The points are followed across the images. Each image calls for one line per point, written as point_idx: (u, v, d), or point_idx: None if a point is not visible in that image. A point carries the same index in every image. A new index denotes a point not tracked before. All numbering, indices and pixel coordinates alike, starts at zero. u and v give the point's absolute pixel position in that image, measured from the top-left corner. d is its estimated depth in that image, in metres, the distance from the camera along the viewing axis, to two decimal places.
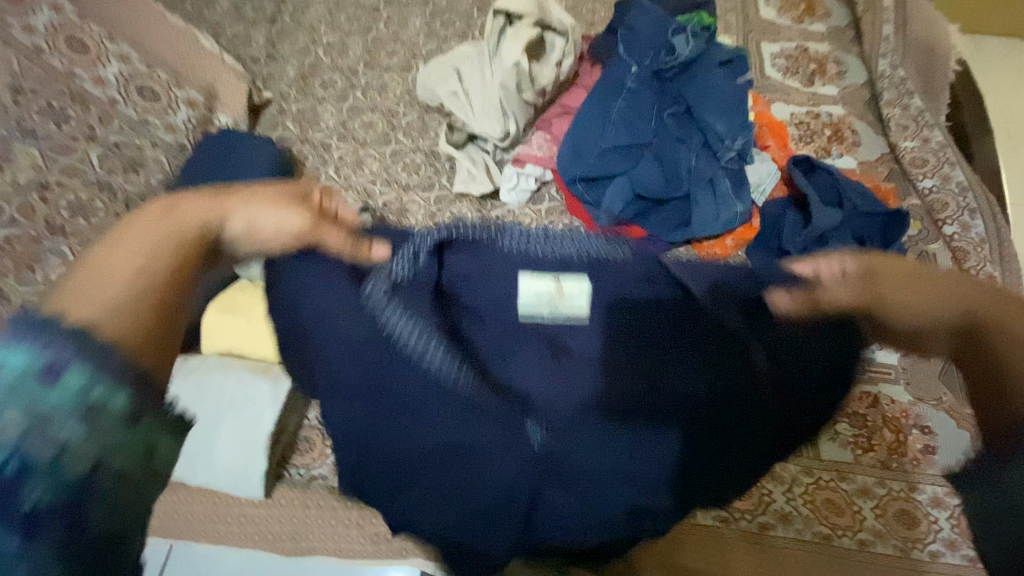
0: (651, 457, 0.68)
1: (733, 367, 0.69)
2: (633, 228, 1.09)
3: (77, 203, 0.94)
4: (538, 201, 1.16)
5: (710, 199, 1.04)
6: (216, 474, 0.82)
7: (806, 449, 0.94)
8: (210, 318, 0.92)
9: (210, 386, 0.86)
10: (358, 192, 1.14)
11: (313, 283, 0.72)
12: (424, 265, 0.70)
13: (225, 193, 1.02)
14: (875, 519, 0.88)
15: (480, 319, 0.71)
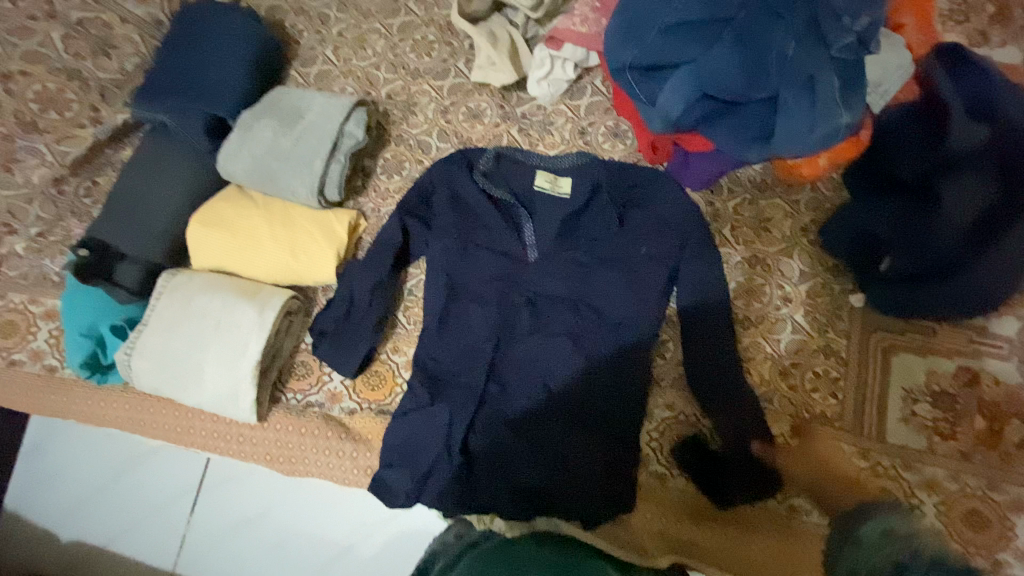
0: (617, 374, 0.80)
1: (709, 321, 0.80)
2: (693, 138, 0.83)
3: (46, 93, 0.83)
4: (575, 95, 0.93)
5: (806, 106, 0.72)
6: (206, 399, 0.80)
7: (867, 429, 0.78)
8: (195, 233, 0.85)
9: (195, 307, 0.81)
10: (358, 79, 0.96)
11: (351, 267, 0.85)
12: (437, 211, 0.88)
13: (201, 83, 0.87)
14: (935, 517, 0.74)
15: (476, 252, 0.86)
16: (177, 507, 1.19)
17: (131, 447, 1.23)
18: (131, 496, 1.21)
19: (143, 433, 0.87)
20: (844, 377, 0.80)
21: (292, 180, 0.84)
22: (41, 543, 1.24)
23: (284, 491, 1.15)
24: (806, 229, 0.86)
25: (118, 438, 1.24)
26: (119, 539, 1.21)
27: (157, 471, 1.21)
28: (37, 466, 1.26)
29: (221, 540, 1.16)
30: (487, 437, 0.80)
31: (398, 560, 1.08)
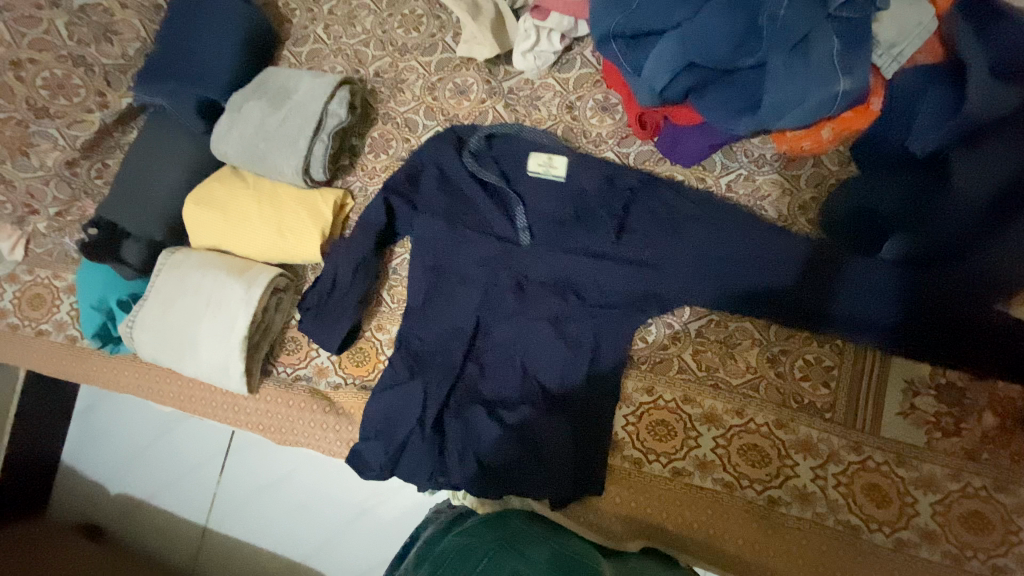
0: (595, 339, 0.79)
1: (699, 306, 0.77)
2: (684, 110, 0.77)
3: (54, 79, 0.88)
4: (563, 67, 0.90)
5: (799, 70, 0.66)
6: (201, 369, 0.84)
7: (860, 421, 0.74)
8: (190, 212, 0.88)
9: (189, 283, 0.86)
10: (348, 58, 0.96)
11: (338, 246, 0.85)
12: (425, 187, 0.86)
13: (196, 65, 0.89)
14: (930, 516, 0.70)
15: (458, 235, 0.83)
16: (204, 469, 1.28)
17: (161, 414, 1.32)
18: (164, 457, 1.31)
19: (153, 399, 0.93)
20: (838, 366, 0.76)
21: (279, 160, 0.85)
22: (91, 495, 1.38)
23: (295, 458, 1.22)
24: (806, 206, 0.80)
25: (151, 405, 1.34)
26: (156, 495, 1.32)
27: (185, 437, 1.31)
28: (83, 428, 1.39)
29: (240, 500, 1.25)
30: (462, 418, 0.79)
31: (399, 525, 1.14)
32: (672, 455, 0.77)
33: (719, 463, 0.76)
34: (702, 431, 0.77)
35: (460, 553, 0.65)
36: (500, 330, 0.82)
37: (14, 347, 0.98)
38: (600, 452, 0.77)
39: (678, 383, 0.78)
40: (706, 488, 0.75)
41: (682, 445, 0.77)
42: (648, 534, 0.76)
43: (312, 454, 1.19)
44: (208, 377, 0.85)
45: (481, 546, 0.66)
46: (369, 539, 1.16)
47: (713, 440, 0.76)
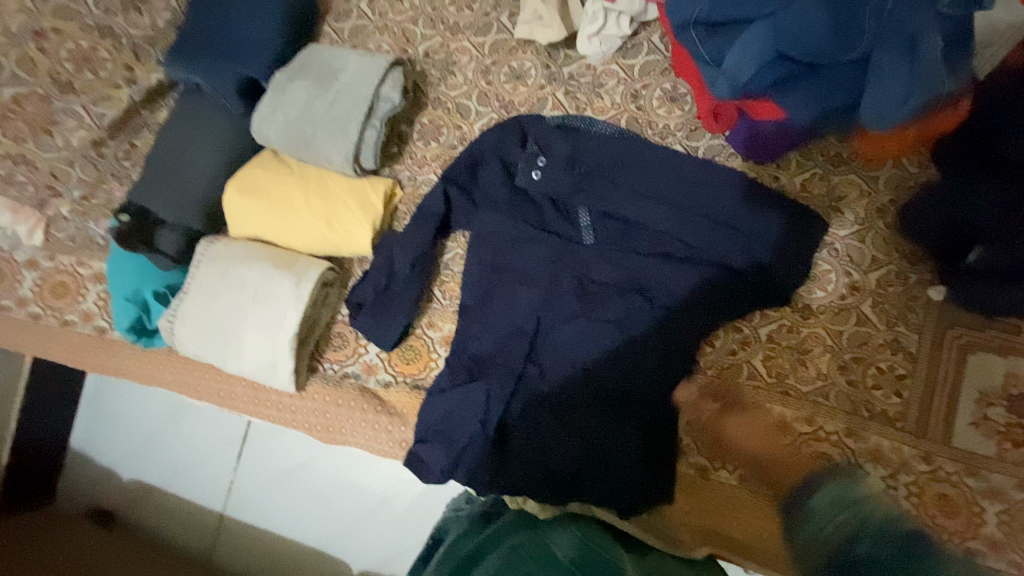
0: (663, 346, 0.75)
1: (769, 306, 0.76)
2: (765, 105, 0.73)
3: (80, 52, 0.82)
4: (628, 53, 0.84)
5: (903, 73, 0.63)
6: (247, 367, 0.81)
7: (931, 432, 0.72)
8: (232, 200, 0.83)
9: (234, 276, 0.81)
10: (395, 35, 0.90)
11: (396, 238, 0.82)
12: (489, 178, 0.82)
13: (235, 40, 0.83)
14: (997, 526, 0.69)
15: (519, 228, 0.80)
16: (223, 456, 1.25)
17: (178, 402, 1.27)
18: (180, 446, 1.27)
19: (189, 395, 0.89)
20: (911, 375, 0.74)
21: (327, 146, 0.80)
22: (101, 483, 1.34)
23: (318, 449, 1.18)
24: (884, 208, 0.78)
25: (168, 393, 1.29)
26: (171, 484, 1.28)
27: (203, 426, 1.26)
28: (94, 415, 1.34)
29: (260, 489, 1.22)
30: (525, 420, 0.77)
31: (422, 517, 1.11)
32: (738, 462, 0.77)
33: (786, 470, 0.75)
34: (767, 438, 0.76)
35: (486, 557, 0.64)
36: (557, 331, 0.79)
37: (36, 336, 0.93)
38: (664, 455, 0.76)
39: (747, 390, 0.78)
40: (768, 493, 0.76)
41: (749, 452, 0.76)
42: (712, 539, 0.75)
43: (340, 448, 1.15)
44: (232, 368, 0.82)
45: (503, 548, 0.64)
46: (393, 529, 1.13)
47: (780, 446, 0.76)
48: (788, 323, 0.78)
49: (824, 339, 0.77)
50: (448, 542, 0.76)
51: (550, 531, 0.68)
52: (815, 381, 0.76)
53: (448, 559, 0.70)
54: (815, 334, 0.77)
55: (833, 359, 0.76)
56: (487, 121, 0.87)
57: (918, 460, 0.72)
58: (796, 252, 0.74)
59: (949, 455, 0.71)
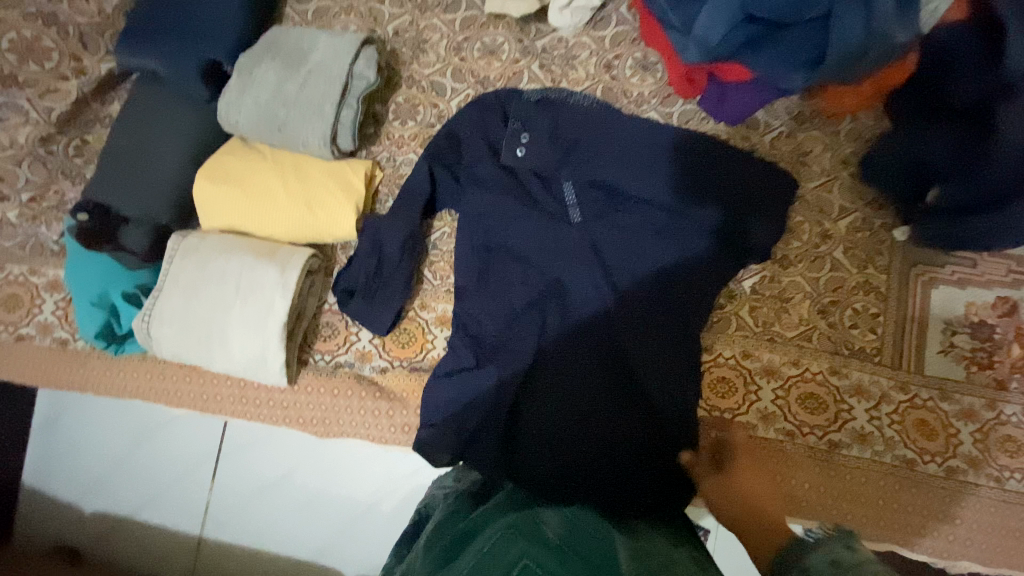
0: (655, 303, 0.76)
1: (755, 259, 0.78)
2: (733, 67, 0.77)
3: (23, 42, 0.80)
4: (598, 25, 0.87)
5: (863, 25, 0.67)
6: (234, 365, 0.77)
7: (905, 362, 0.78)
8: (203, 191, 0.79)
9: (212, 269, 0.78)
10: (362, 15, 0.90)
11: (383, 220, 0.80)
12: (474, 153, 0.82)
13: (195, 21, 0.80)
14: (972, 444, 0.75)
15: (508, 199, 0.80)
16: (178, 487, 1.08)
17: (131, 419, 1.08)
18: (133, 475, 1.08)
19: (167, 403, 0.84)
20: (884, 312, 0.79)
21: (301, 129, 0.78)
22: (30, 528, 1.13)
23: (299, 445, 1.04)
24: (847, 160, 0.83)
25: (118, 411, 1.09)
26: (123, 522, 1.10)
27: (162, 444, 1.07)
28: (20, 451, 1.11)
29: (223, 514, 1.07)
30: (531, 398, 0.77)
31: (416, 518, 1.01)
32: (736, 411, 0.80)
33: (779, 413, 0.79)
34: (759, 382, 0.80)
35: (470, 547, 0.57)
36: (552, 300, 0.79)
37: None
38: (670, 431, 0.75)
39: (737, 340, 0.81)
40: (768, 440, 0.79)
41: (744, 400, 0.80)
42: None
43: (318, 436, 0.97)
44: (216, 366, 0.78)
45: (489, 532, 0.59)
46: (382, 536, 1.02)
47: (772, 392, 0.79)
48: (769, 274, 0.82)
49: (802, 287, 0.81)
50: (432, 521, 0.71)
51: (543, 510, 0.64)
52: (798, 326, 0.80)
53: (433, 542, 0.65)
54: (794, 282, 0.81)
55: (812, 304, 0.81)
56: (463, 97, 0.87)
57: (897, 390, 0.77)
58: (774, 205, 0.77)
59: (923, 383, 0.77)
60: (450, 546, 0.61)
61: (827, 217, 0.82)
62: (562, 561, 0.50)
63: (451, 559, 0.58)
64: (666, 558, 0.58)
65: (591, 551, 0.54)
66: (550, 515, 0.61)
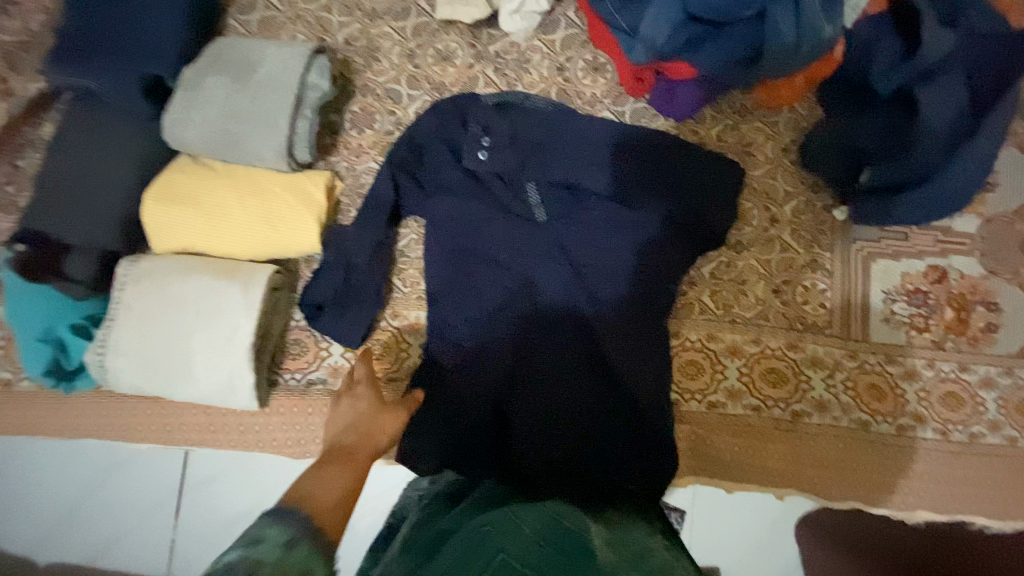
0: (623, 294, 0.79)
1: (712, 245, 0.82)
2: (679, 65, 0.80)
3: None
4: (548, 28, 0.89)
5: (794, 22, 0.73)
6: (200, 391, 0.74)
7: (853, 332, 0.84)
8: (154, 213, 0.76)
9: (171, 292, 0.74)
10: (311, 26, 0.89)
11: (347, 230, 0.79)
12: (436, 159, 0.82)
13: (132, 34, 0.77)
14: (917, 402, 0.82)
15: (473, 204, 0.80)
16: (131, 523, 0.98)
17: (66, 475, 0.97)
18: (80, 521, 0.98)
19: (131, 438, 0.82)
20: (830, 288, 0.85)
21: (255, 142, 0.75)
22: None
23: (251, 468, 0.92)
24: (788, 148, 0.88)
25: (62, 453, 1.00)
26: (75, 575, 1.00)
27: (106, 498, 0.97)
28: None
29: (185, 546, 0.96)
30: (510, 397, 0.78)
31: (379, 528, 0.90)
32: (705, 391, 0.84)
33: (746, 390, 0.83)
34: (725, 361, 0.84)
35: (447, 547, 0.55)
36: (525, 300, 0.80)
37: None
38: (649, 422, 0.76)
39: (702, 324, 0.85)
40: (737, 416, 0.83)
41: (712, 379, 0.84)
42: (698, 469, 0.83)
43: (270, 456, 0.86)
44: (178, 395, 0.75)
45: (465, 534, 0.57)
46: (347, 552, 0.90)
47: (737, 369, 0.84)
48: (724, 260, 0.86)
49: (755, 270, 0.86)
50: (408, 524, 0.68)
51: (518, 508, 0.62)
52: (755, 306, 0.85)
53: (410, 544, 0.61)
54: (748, 266, 0.86)
55: (766, 284, 0.86)
56: (420, 104, 0.87)
57: (848, 359, 0.83)
58: (726, 194, 0.81)
59: (870, 349, 0.84)
60: (425, 547, 0.58)
61: (772, 203, 0.87)
62: (540, 556, 0.50)
63: (426, 560, 0.55)
64: (641, 546, 0.59)
65: (568, 542, 0.53)
66: (526, 511, 0.60)
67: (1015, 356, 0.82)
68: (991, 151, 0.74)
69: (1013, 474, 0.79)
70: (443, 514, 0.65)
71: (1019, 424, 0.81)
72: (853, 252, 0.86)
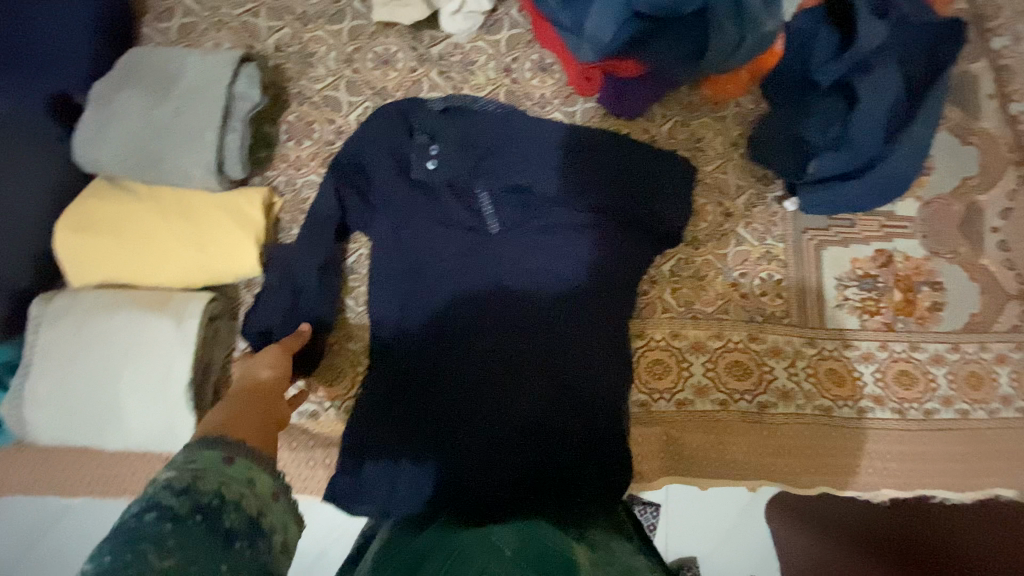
0: (583, 297, 0.77)
1: (670, 244, 0.81)
2: (626, 62, 0.80)
3: None
4: (491, 28, 0.86)
5: (733, 20, 0.74)
6: (132, 438, 0.68)
7: (810, 320, 0.86)
8: (69, 245, 0.70)
9: (94, 330, 0.67)
10: (237, 32, 0.84)
11: (291, 246, 0.74)
12: (382, 167, 0.77)
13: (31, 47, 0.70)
14: (875, 384, 0.84)
15: (424, 216, 0.77)
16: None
17: None
18: None
19: (61, 494, 0.75)
20: (786, 278, 0.86)
21: (180, 159, 0.69)
22: None
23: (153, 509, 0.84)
24: (737, 142, 0.88)
25: None
26: None
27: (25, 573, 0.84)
28: None
29: None
30: (472, 416, 0.74)
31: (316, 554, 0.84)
32: (673, 389, 0.83)
33: (712, 385, 0.83)
34: (690, 357, 0.84)
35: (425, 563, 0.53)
36: (485, 310, 0.77)
37: None
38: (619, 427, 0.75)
39: (665, 322, 0.84)
40: (705, 412, 0.82)
41: (678, 377, 0.83)
42: (670, 469, 0.82)
43: None
44: (106, 445, 0.68)
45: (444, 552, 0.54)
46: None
47: (702, 365, 0.83)
48: (682, 259, 0.86)
49: (712, 265, 0.86)
50: (373, 548, 0.64)
51: (497, 530, 0.61)
52: (714, 300, 0.85)
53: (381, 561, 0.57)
54: (707, 261, 0.86)
55: (724, 278, 0.86)
56: (362, 110, 0.82)
57: (808, 346, 0.85)
58: (678, 192, 0.81)
59: (827, 334, 0.85)
60: (400, 563, 0.55)
61: (726, 197, 0.88)
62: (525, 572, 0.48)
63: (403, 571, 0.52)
64: (624, 563, 0.58)
65: (549, 558, 0.52)
66: (507, 532, 0.59)
67: (961, 331, 0.85)
68: (927, 135, 0.79)
69: (969, 446, 0.82)
70: (412, 535, 0.63)
71: (970, 397, 0.83)
72: (804, 245, 0.87)
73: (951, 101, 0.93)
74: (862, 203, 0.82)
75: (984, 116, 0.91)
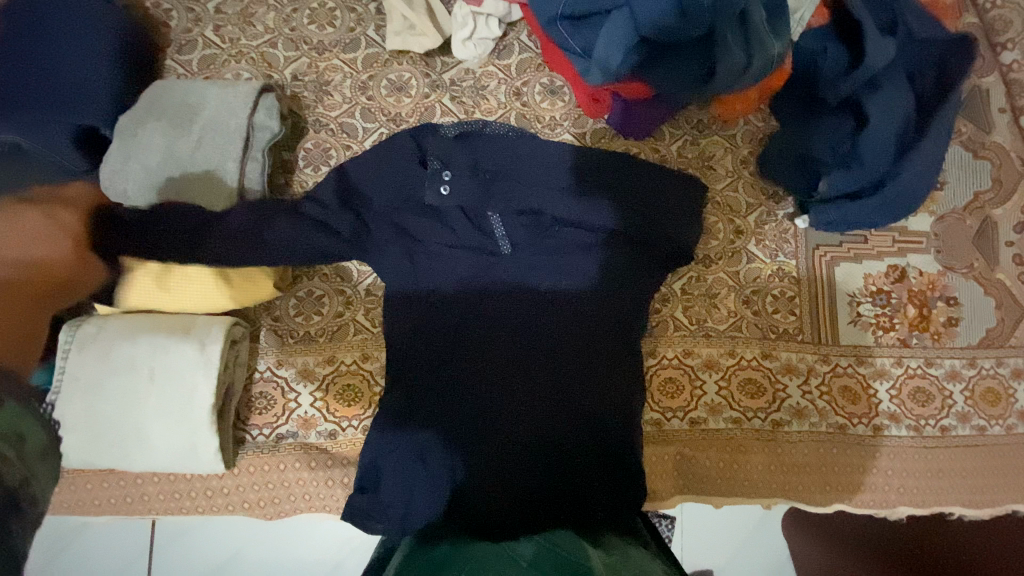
0: (594, 317, 0.78)
1: (681, 262, 0.82)
2: (633, 86, 0.80)
3: None
4: (501, 53, 0.88)
5: (741, 43, 0.75)
6: (158, 460, 0.71)
7: (824, 337, 0.85)
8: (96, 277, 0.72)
9: (120, 358, 0.70)
10: (257, 63, 0.87)
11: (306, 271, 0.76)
12: (395, 193, 0.79)
13: (62, 86, 0.73)
14: (890, 401, 0.84)
15: (438, 239, 0.78)
16: None
17: None
18: None
19: (89, 514, 0.77)
20: (798, 295, 0.86)
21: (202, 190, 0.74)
22: None
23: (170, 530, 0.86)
24: (746, 160, 0.89)
25: None
26: None
27: None
28: None
29: None
30: (486, 436, 0.75)
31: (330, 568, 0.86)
32: (686, 408, 0.83)
33: (725, 404, 0.83)
34: (702, 376, 0.84)
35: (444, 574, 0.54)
36: (497, 331, 0.78)
37: None
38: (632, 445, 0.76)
39: (677, 340, 0.85)
40: (718, 430, 0.83)
41: (691, 396, 0.84)
42: (684, 488, 0.82)
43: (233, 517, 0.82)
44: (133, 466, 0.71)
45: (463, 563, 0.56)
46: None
47: (715, 383, 0.84)
48: (693, 278, 0.87)
49: (723, 283, 0.87)
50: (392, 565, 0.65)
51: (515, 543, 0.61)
52: (726, 318, 0.86)
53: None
54: (718, 279, 0.87)
55: (735, 296, 0.86)
56: (377, 136, 0.84)
57: (821, 363, 0.85)
58: (687, 211, 0.81)
59: (841, 351, 0.85)
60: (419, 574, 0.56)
61: (737, 215, 0.88)
62: None
63: None
64: (642, 569, 0.58)
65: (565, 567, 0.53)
66: (525, 545, 0.60)
67: (977, 347, 0.85)
68: (938, 153, 0.79)
69: (986, 464, 0.81)
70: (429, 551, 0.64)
71: (987, 413, 0.83)
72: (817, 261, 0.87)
73: (963, 115, 0.92)
74: (873, 220, 0.83)
75: (997, 130, 0.91)
